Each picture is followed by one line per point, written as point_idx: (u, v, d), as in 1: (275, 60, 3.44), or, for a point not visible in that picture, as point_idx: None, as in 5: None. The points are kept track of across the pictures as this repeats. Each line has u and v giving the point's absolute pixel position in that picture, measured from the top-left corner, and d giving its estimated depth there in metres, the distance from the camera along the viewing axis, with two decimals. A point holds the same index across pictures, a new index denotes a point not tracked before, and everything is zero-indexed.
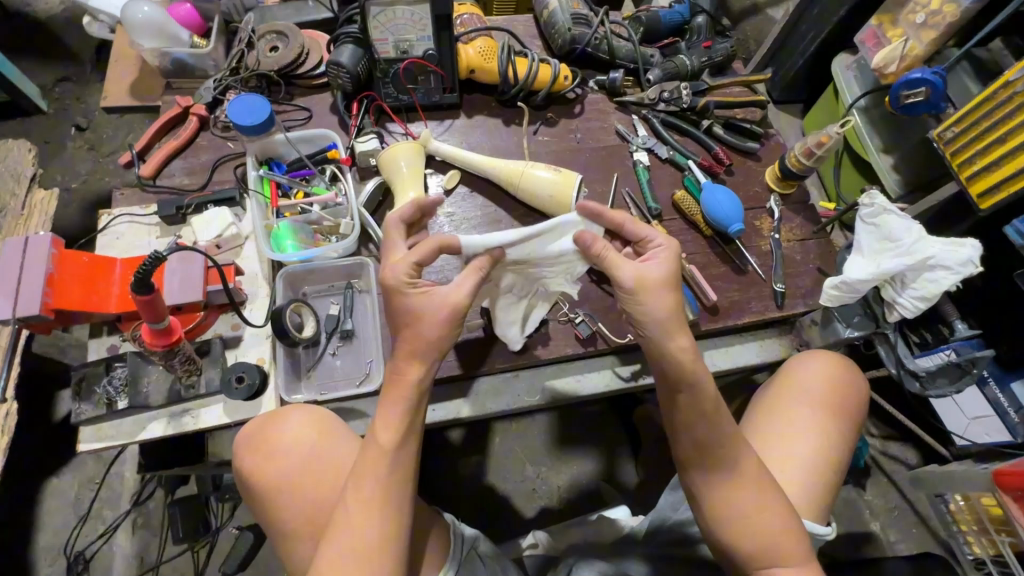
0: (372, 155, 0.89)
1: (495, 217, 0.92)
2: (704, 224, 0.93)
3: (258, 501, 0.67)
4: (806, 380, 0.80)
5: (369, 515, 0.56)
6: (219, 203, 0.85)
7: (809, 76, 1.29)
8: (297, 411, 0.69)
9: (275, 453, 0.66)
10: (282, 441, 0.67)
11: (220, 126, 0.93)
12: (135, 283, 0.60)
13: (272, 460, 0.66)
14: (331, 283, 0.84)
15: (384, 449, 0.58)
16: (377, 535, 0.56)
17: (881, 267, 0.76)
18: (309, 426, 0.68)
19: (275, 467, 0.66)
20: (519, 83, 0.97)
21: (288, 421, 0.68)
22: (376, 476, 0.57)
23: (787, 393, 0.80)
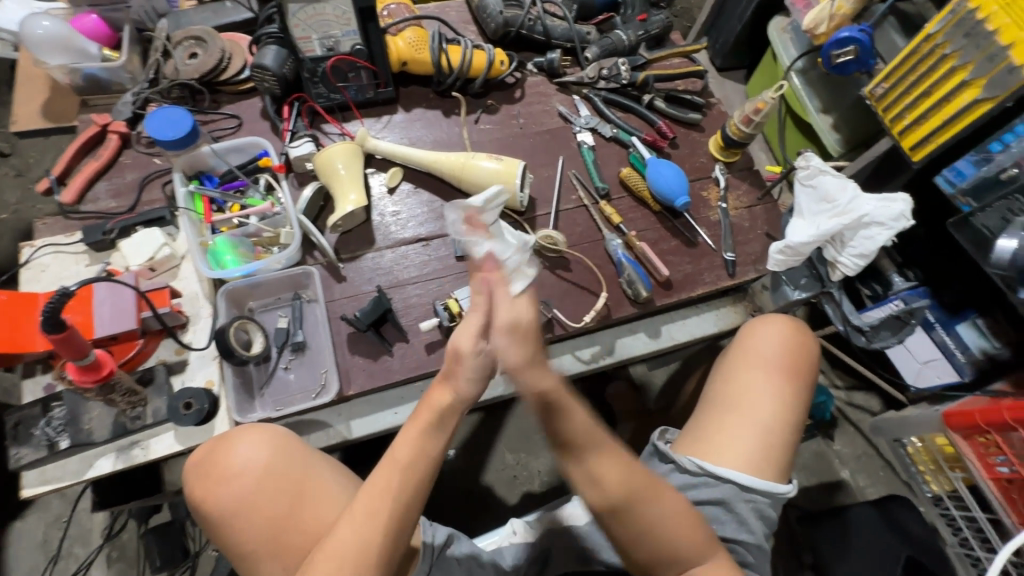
0: (307, 160, 0.86)
1: (442, 212, 0.90)
2: (652, 200, 0.93)
3: (215, 522, 0.64)
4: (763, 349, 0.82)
5: (359, 541, 0.58)
6: (149, 223, 0.81)
7: (748, 42, 1.30)
8: (254, 430, 0.66)
9: (232, 474, 0.64)
10: (238, 462, 0.64)
11: (144, 142, 0.88)
12: (44, 321, 0.57)
13: (231, 481, 0.64)
14: (277, 295, 0.82)
15: (394, 477, 0.60)
16: (363, 554, 0.57)
17: (820, 229, 0.78)
18: (268, 445, 0.65)
19: (232, 490, 0.64)
20: (453, 71, 0.95)
21: (245, 441, 0.66)
22: (378, 504, 0.59)
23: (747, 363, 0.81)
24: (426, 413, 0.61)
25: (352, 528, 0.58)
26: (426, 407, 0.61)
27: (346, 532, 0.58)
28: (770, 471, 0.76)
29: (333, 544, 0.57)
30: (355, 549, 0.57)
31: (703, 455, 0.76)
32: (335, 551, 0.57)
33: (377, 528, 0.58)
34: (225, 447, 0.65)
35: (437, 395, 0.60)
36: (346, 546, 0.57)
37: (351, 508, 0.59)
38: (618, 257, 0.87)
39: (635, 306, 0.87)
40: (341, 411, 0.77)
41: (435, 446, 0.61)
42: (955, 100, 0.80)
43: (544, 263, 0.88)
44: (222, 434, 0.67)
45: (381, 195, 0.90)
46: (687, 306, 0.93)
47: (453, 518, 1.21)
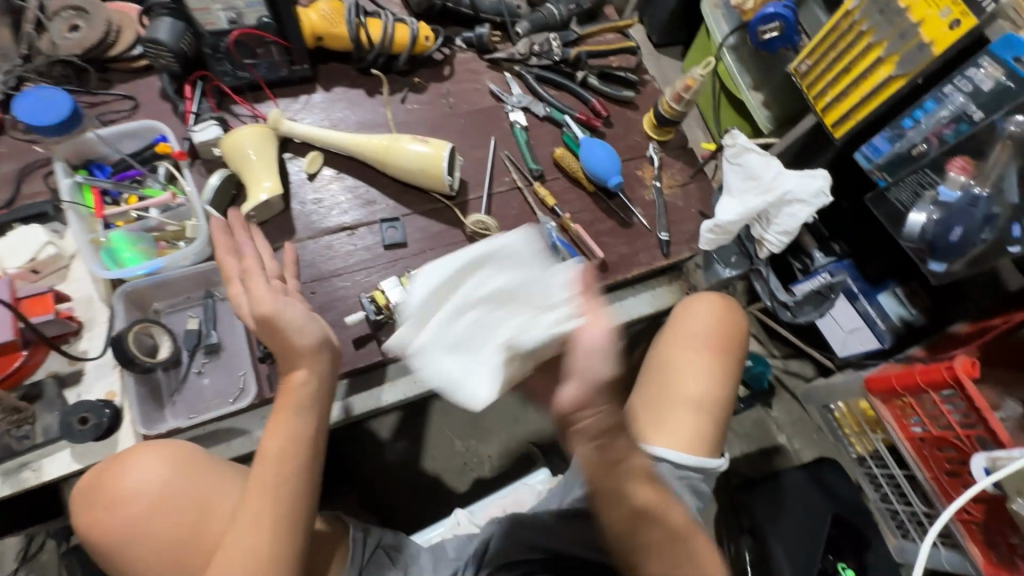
0: (215, 146, 0.79)
1: (368, 197, 0.85)
2: (586, 181, 0.92)
3: (107, 551, 0.59)
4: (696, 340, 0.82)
5: (255, 544, 0.56)
6: (29, 219, 0.72)
7: (683, 17, 1.29)
8: (150, 448, 0.61)
9: (126, 497, 0.59)
10: (132, 483, 0.59)
11: (20, 128, 0.78)
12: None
13: (121, 505, 0.59)
14: (186, 294, 0.76)
15: (278, 462, 0.60)
16: (263, 555, 0.56)
17: (747, 207, 0.79)
18: (166, 461, 0.61)
19: (128, 514, 0.59)
20: (375, 47, 0.89)
21: (140, 460, 0.60)
22: (263, 501, 0.58)
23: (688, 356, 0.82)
24: (290, 396, 0.64)
25: (255, 522, 0.57)
26: (291, 390, 0.64)
27: (242, 534, 0.57)
28: (702, 448, 0.77)
29: (229, 552, 0.56)
30: (250, 552, 0.56)
31: (638, 437, 0.77)
32: (230, 560, 0.56)
33: (277, 513, 0.58)
34: (118, 468, 0.60)
35: (297, 380, 0.64)
36: (242, 552, 0.56)
37: (242, 511, 0.58)
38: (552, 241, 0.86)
39: None
40: (263, 415, 0.72)
41: (309, 426, 0.64)
42: (872, 77, 0.81)
43: None
44: (113, 457, 0.61)
45: (301, 182, 0.84)
46: (624, 287, 0.92)
47: (402, 511, 1.19)
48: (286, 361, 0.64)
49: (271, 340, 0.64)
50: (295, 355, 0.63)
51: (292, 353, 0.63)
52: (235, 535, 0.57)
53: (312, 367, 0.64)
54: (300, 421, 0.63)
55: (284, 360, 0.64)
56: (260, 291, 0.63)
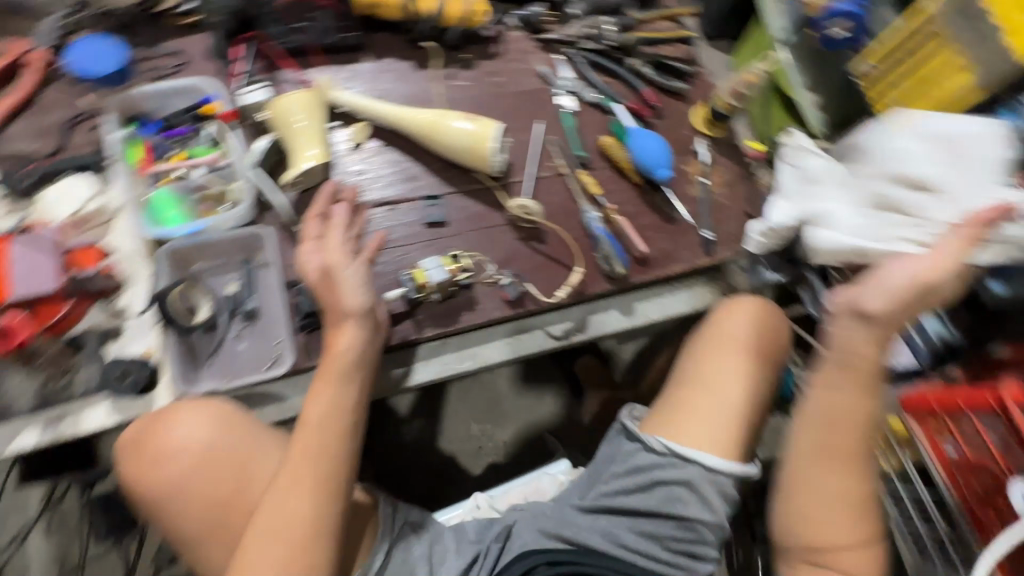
0: (260, 110, 0.78)
1: (411, 173, 0.84)
2: (632, 172, 0.90)
3: (154, 502, 0.62)
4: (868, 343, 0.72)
5: (300, 505, 0.60)
6: (84, 169, 0.72)
7: (739, 9, 1.24)
8: (191, 407, 0.62)
9: (170, 455, 0.62)
10: (175, 442, 0.62)
11: (71, 77, 0.77)
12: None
13: (168, 460, 0.62)
14: (228, 256, 0.74)
15: (319, 431, 0.63)
16: (308, 515, 0.60)
17: (803, 210, 0.81)
18: (206, 424, 0.61)
19: (172, 470, 0.62)
20: (427, 20, 0.88)
21: (183, 420, 0.62)
22: (310, 466, 0.62)
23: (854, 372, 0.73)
24: (332, 363, 0.66)
25: (297, 486, 0.61)
26: (333, 359, 0.66)
27: (288, 496, 0.60)
28: (736, 453, 0.76)
29: (277, 512, 0.60)
30: (297, 513, 0.60)
31: (670, 436, 0.76)
32: (278, 519, 0.59)
33: (317, 478, 0.62)
34: (161, 427, 0.61)
35: (340, 347, 0.66)
36: (289, 511, 0.60)
37: (287, 474, 0.62)
38: (595, 231, 0.84)
39: (609, 283, 0.84)
40: (298, 384, 0.71)
41: (350, 397, 0.66)
42: (944, 86, 0.80)
43: (518, 235, 0.84)
44: (155, 413, 0.63)
45: (346, 152, 0.83)
46: (663, 283, 0.89)
47: (416, 488, 1.20)
48: (333, 326, 0.67)
49: (325, 297, 0.69)
50: (343, 315, 0.67)
51: (340, 315, 0.67)
52: (276, 496, 0.60)
53: (356, 335, 0.67)
54: (340, 389, 0.65)
55: (334, 320, 0.68)
56: (330, 249, 0.71)
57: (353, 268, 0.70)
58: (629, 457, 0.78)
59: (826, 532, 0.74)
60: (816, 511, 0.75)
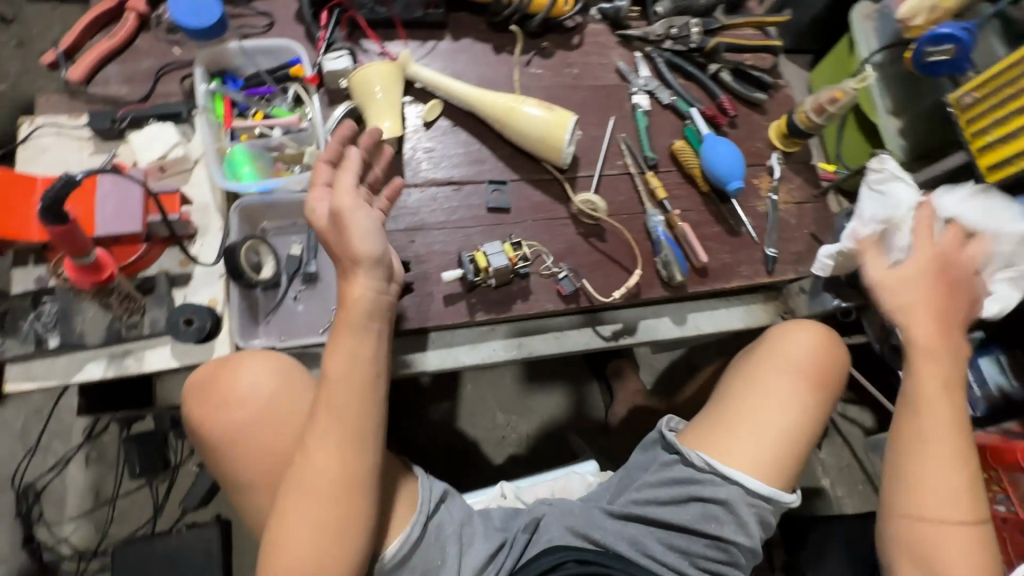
0: (342, 77, 0.78)
1: (478, 156, 0.84)
2: (701, 179, 0.87)
3: (209, 450, 0.63)
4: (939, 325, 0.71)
5: (336, 456, 0.58)
6: (164, 117, 0.73)
7: (825, 24, 1.20)
8: (259, 357, 0.63)
9: (237, 400, 0.62)
10: (244, 387, 0.62)
11: (164, 27, 0.79)
12: (46, 214, 0.53)
13: (227, 408, 0.62)
14: (294, 219, 0.76)
15: (348, 378, 0.59)
16: (342, 466, 0.57)
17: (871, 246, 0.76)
18: (272, 372, 0.63)
19: (236, 415, 0.61)
20: (513, 4, 0.87)
21: (246, 371, 0.63)
22: (339, 416, 0.58)
23: (930, 356, 0.70)
24: (348, 315, 0.61)
25: (337, 435, 0.58)
26: (350, 306, 0.61)
27: (321, 448, 0.58)
28: (776, 478, 0.74)
29: (313, 463, 0.57)
30: (332, 464, 0.57)
31: (709, 451, 0.74)
32: (315, 470, 0.57)
33: (359, 431, 0.59)
34: (229, 370, 0.62)
35: (354, 295, 0.61)
36: (325, 462, 0.57)
37: (318, 424, 0.59)
38: (657, 235, 0.82)
39: (665, 289, 0.83)
40: None
41: (371, 346, 0.61)
42: None
43: (579, 229, 0.83)
44: (221, 359, 0.64)
45: (416, 128, 0.83)
46: (717, 297, 0.88)
47: (436, 469, 1.21)
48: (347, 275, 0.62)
49: (332, 242, 0.61)
50: (352, 264, 0.60)
51: (351, 263, 0.60)
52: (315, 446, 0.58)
53: (365, 276, 0.61)
54: (362, 339, 0.61)
55: (345, 269, 0.61)
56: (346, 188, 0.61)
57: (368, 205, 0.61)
58: (666, 467, 0.77)
59: (940, 538, 0.64)
60: (927, 507, 0.66)
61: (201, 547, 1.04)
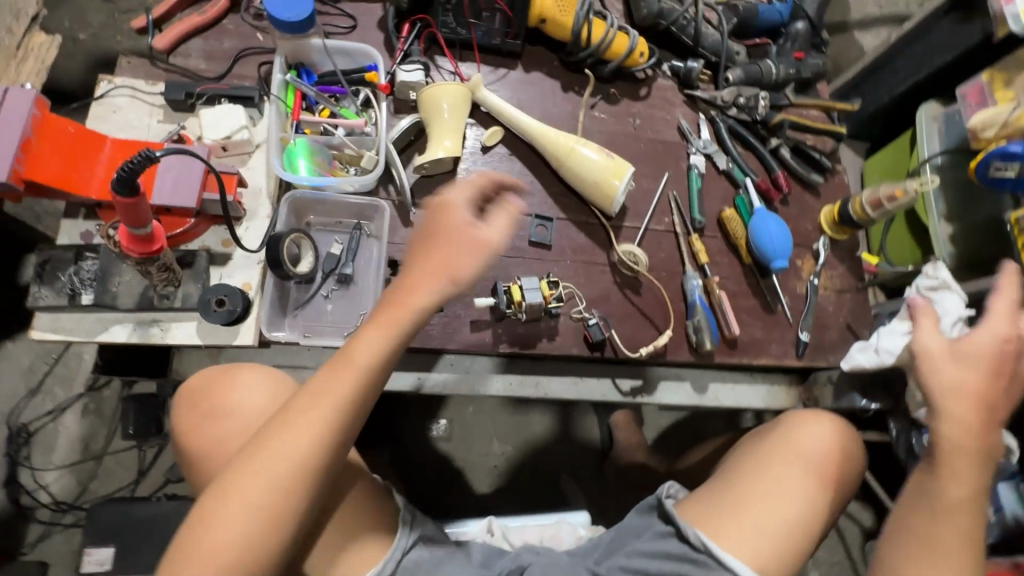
0: (413, 89, 0.79)
1: (529, 188, 0.84)
2: (744, 251, 0.87)
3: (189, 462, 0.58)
4: (976, 429, 0.56)
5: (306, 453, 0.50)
6: (235, 99, 0.74)
7: (888, 117, 1.20)
8: (265, 372, 0.61)
9: (229, 407, 0.58)
10: (238, 400, 0.59)
11: (252, 13, 0.81)
12: (118, 181, 0.50)
13: (218, 419, 0.58)
14: (340, 219, 0.77)
15: (352, 383, 0.51)
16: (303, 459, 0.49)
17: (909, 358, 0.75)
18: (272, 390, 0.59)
19: (223, 425, 0.58)
20: (590, 48, 0.88)
21: (244, 381, 0.60)
22: (321, 408, 0.51)
23: (962, 456, 0.56)
24: (396, 312, 0.53)
25: (267, 476, 0.48)
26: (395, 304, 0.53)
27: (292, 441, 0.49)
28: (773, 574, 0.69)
29: (276, 454, 0.49)
30: (295, 459, 0.49)
31: (705, 530, 0.72)
32: (276, 463, 0.49)
33: (294, 481, 0.49)
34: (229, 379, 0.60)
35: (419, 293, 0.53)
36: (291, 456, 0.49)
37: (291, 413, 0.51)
38: (692, 298, 0.81)
39: (691, 354, 0.81)
40: None
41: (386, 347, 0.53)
42: None
43: (616, 278, 0.82)
44: (225, 366, 0.62)
45: (474, 150, 0.84)
46: (741, 371, 0.87)
47: (422, 486, 1.19)
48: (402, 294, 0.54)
49: (434, 241, 0.54)
50: (446, 270, 0.53)
51: (441, 267, 0.54)
52: (230, 479, 0.48)
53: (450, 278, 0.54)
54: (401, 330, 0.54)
55: (425, 264, 0.54)
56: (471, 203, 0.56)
57: (489, 226, 0.55)
58: (660, 538, 0.75)
59: None
60: None
61: (176, 521, 1.03)
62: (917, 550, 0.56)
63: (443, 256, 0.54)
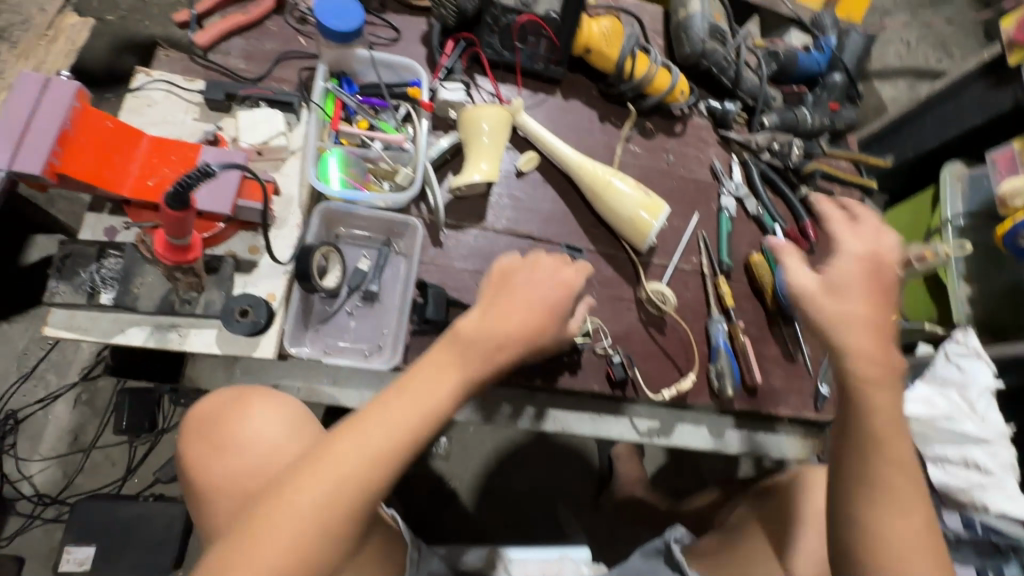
0: (452, 108, 0.79)
1: (561, 217, 0.83)
2: (770, 298, 0.86)
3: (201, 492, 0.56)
4: (888, 350, 0.49)
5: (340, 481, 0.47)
6: (274, 104, 0.72)
7: (911, 172, 1.21)
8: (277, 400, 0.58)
9: (245, 438, 0.56)
10: (248, 433, 0.56)
11: (297, 16, 0.80)
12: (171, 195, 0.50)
13: (231, 450, 0.56)
14: (369, 233, 0.75)
15: (405, 414, 0.49)
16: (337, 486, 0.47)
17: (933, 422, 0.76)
18: (283, 424, 0.56)
19: (237, 457, 0.55)
20: (632, 82, 0.87)
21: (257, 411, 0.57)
22: (366, 438, 0.48)
23: (884, 386, 0.49)
24: (470, 349, 0.53)
25: (303, 503, 0.46)
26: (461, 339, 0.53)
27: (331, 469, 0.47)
28: None
29: (311, 479, 0.47)
30: (331, 487, 0.47)
31: None
32: (310, 490, 0.46)
33: (306, 535, 0.46)
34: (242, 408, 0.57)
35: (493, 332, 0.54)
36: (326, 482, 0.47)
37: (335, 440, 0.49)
38: (716, 342, 0.80)
39: (711, 399, 0.80)
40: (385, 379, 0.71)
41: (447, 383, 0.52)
42: None
43: (641, 315, 0.81)
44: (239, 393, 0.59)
45: (508, 174, 0.83)
46: (758, 419, 0.86)
47: (416, 505, 1.15)
48: (452, 351, 0.53)
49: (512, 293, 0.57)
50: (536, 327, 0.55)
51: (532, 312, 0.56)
52: (244, 527, 0.45)
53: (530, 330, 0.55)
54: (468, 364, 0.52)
55: (505, 310, 0.55)
56: (538, 274, 0.58)
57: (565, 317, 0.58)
58: None
59: None
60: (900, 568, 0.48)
61: (161, 523, 0.99)
62: (858, 491, 0.49)
63: (505, 320, 0.55)
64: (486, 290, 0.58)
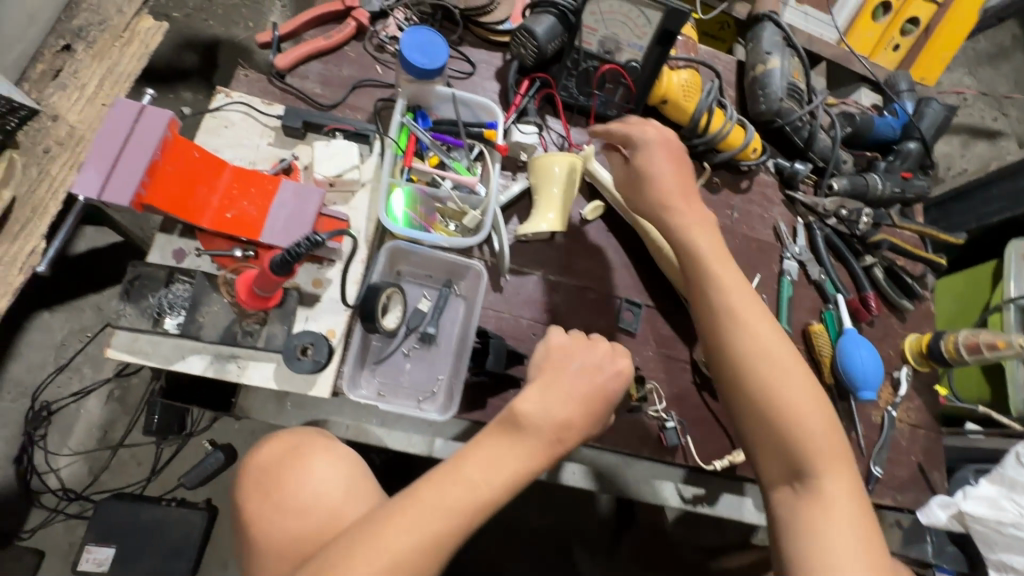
0: (525, 150, 0.78)
1: (622, 269, 0.81)
2: (828, 370, 0.83)
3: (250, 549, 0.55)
4: (695, 210, 0.63)
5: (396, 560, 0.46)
6: (354, 137, 0.72)
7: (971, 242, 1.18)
8: (332, 454, 0.59)
9: (297, 497, 0.55)
10: (303, 492, 0.56)
11: (376, 44, 0.80)
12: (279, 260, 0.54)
13: (283, 508, 0.55)
14: (431, 273, 0.74)
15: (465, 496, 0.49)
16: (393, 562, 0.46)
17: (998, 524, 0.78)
18: (337, 485, 0.56)
19: (287, 518, 0.54)
20: (706, 137, 0.85)
21: (314, 465, 0.57)
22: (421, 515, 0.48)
23: (699, 239, 0.62)
24: (524, 435, 0.52)
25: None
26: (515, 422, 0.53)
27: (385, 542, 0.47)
28: None
29: (367, 550, 0.46)
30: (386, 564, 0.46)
31: None
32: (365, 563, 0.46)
33: None
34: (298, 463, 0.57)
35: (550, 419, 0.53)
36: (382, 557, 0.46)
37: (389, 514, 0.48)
38: None
39: None
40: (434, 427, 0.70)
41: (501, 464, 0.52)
42: None
43: (695, 378, 0.79)
44: (296, 448, 0.59)
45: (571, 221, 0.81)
46: None
47: None
48: (509, 433, 0.52)
49: (581, 380, 0.56)
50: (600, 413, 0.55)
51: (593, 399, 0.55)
52: None
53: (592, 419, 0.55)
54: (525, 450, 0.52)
55: (569, 399, 0.54)
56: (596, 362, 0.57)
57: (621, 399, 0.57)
58: None
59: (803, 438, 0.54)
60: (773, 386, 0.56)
61: (182, 531, 0.97)
62: (725, 320, 0.58)
63: (563, 404, 0.54)
64: (541, 368, 0.57)
